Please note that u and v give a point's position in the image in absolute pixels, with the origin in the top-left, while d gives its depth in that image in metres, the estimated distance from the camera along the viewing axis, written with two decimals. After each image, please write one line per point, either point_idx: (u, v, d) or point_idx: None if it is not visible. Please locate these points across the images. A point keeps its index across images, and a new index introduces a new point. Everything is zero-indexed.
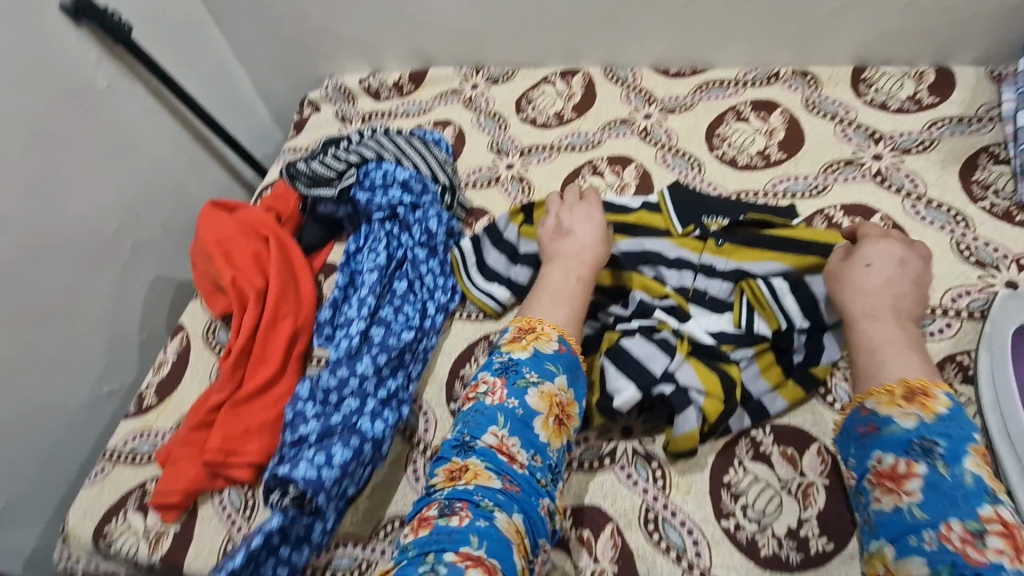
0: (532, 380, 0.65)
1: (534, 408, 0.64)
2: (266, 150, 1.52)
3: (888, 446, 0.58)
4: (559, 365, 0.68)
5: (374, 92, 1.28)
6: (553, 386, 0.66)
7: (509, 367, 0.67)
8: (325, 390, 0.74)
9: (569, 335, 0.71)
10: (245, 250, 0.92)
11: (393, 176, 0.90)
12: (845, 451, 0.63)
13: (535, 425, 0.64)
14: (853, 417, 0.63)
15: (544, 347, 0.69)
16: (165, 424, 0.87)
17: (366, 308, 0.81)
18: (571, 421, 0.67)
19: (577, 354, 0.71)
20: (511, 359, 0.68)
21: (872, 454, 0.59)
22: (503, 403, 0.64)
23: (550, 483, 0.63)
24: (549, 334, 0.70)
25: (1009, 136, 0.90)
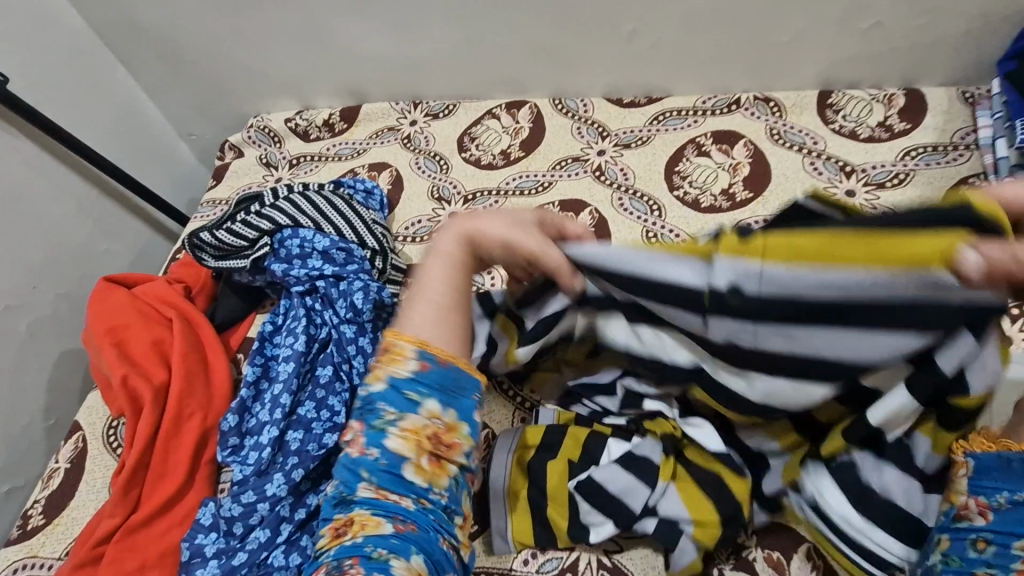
0: (391, 418, 0.45)
1: (398, 452, 0.45)
2: (192, 195, 1.38)
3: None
4: (426, 387, 0.46)
5: (303, 132, 1.16)
6: (419, 418, 0.45)
7: (364, 405, 0.46)
8: (229, 520, 0.63)
9: (433, 345, 0.47)
10: (143, 337, 0.79)
11: (312, 245, 0.80)
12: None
13: (405, 473, 0.45)
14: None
15: (396, 372, 0.46)
16: (52, 552, 0.74)
17: (279, 410, 0.70)
18: (454, 449, 0.46)
19: (450, 362, 0.47)
20: (364, 395, 0.47)
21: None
22: (363, 454, 0.45)
23: (454, 513, 0.47)
24: (404, 349, 0.46)
25: (990, 167, 0.84)
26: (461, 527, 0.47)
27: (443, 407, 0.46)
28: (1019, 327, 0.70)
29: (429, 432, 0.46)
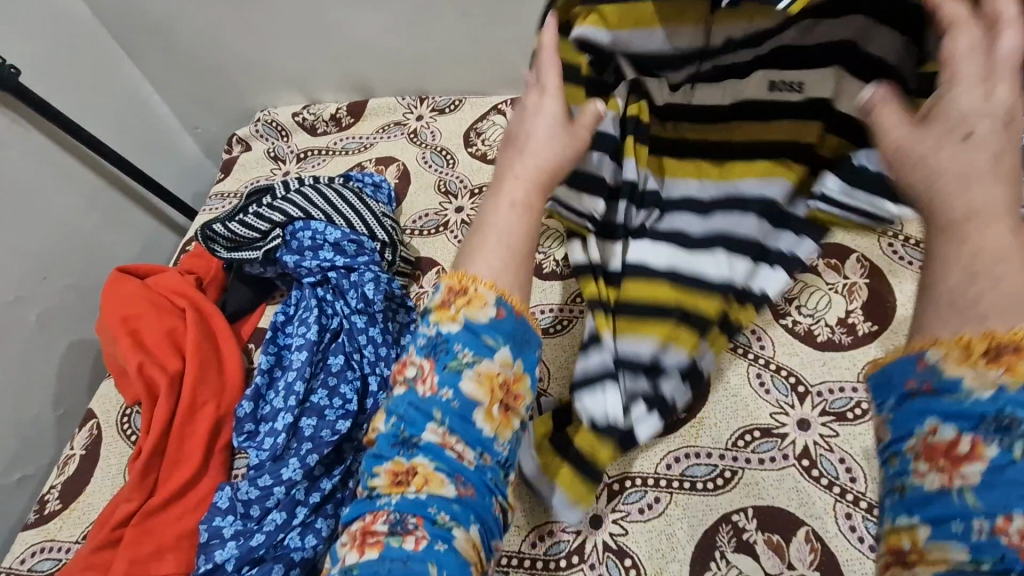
0: (467, 361, 0.48)
1: (470, 396, 0.47)
2: (198, 188, 1.39)
3: (948, 415, 0.36)
4: (499, 335, 0.48)
5: (310, 127, 1.17)
6: (494, 364, 0.48)
7: (437, 345, 0.49)
8: (246, 502, 0.65)
9: (509, 293, 0.49)
10: (157, 327, 0.80)
11: (324, 237, 0.81)
12: (879, 403, 0.41)
13: (474, 419, 0.47)
14: (902, 363, 0.39)
15: (477, 316, 0.48)
16: (70, 536, 0.76)
17: (293, 397, 0.71)
18: (518, 402, 0.49)
19: (524, 315, 0.50)
20: (436, 334, 0.49)
21: (922, 420, 0.37)
22: (434, 394, 0.48)
23: (508, 469, 0.50)
24: (483, 295, 0.49)
25: None
26: (511, 483, 0.51)
27: (515, 357, 0.49)
28: None
29: (501, 379, 0.48)
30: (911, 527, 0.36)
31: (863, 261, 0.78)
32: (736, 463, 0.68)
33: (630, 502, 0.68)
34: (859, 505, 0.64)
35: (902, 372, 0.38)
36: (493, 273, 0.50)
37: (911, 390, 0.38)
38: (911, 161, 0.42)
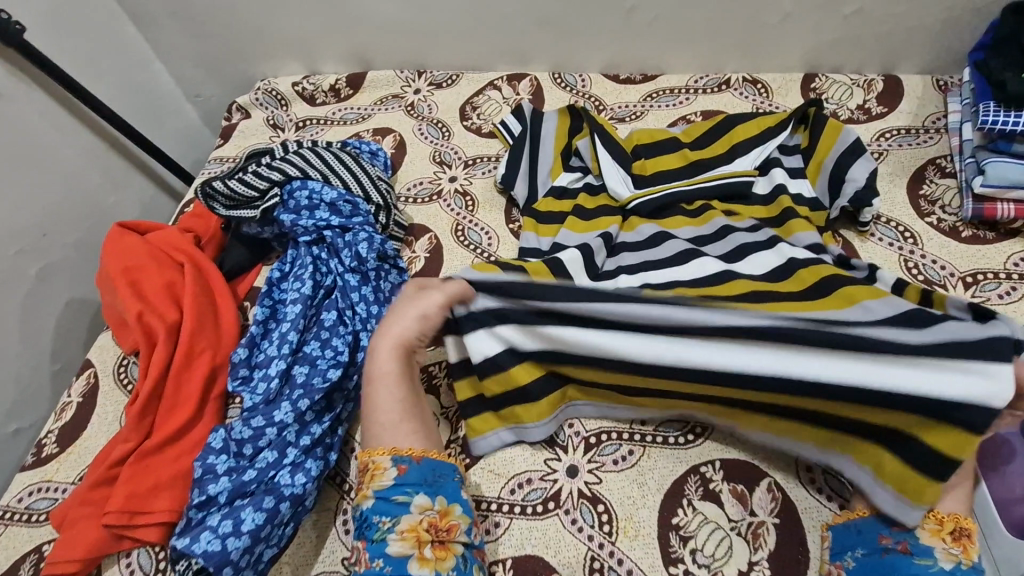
0: (388, 526, 0.58)
1: (399, 554, 0.56)
2: (197, 156, 1.41)
3: (915, 574, 0.54)
4: (408, 488, 0.59)
5: (310, 97, 1.19)
6: (412, 516, 0.58)
7: (364, 525, 0.59)
8: (239, 441, 0.68)
9: (401, 448, 0.62)
10: (155, 279, 0.83)
11: (319, 196, 0.84)
12: (843, 548, 0.59)
13: (409, 571, 0.56)
14: (877, 524, 0.59)
15: (383, 482, 0.60)
16: (66, 477, 0.79)
17: (287, 345, 0.75)
18: (454, 535, 0.58)
19: (422, 462, 0.61)
20: (359, 514, 0.59)
21: (894, 575, 0.55)
22: (371, 566, 0.57)
23: None
24: (381, 462, 0.61)
25: (956, 148, 0.88)
26: None
27: (432, 497, 0.60)
28: (973, 293, 0.77)
29: (426, 523, 0.58)
30: None
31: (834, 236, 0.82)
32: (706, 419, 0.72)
33: (605, 454, 0.71)
34: None
35: (876, 530, 0.58)
36: (391, 440, 0.62)
37: (885, 544, 0.57)
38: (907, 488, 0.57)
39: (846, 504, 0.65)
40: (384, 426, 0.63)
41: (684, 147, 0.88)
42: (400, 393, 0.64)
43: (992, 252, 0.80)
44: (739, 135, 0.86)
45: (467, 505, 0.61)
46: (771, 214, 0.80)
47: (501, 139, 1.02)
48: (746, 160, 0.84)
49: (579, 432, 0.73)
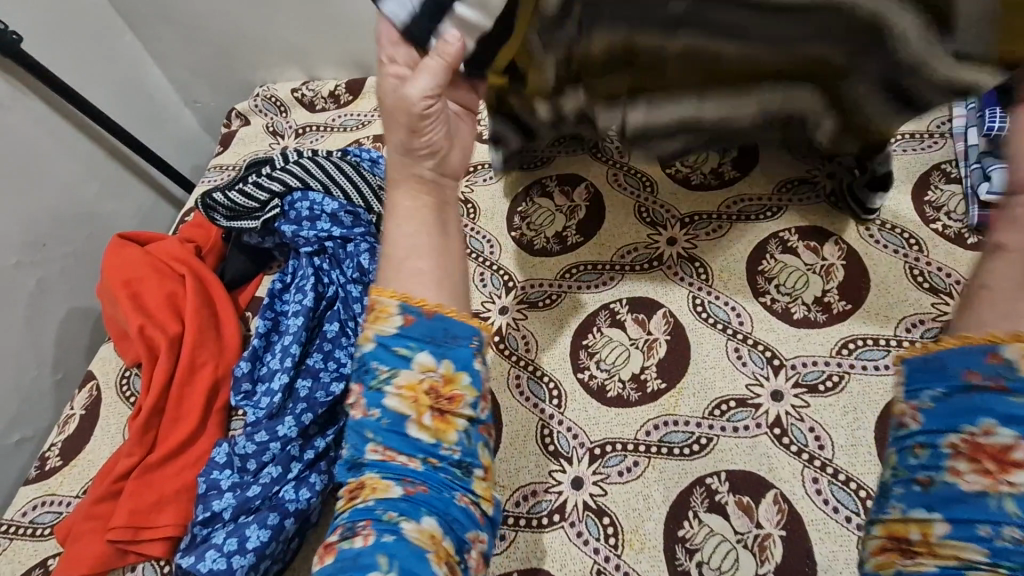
0: (385, 376, 0.47)
1: (397, 412, 0.46)
2: (197, 161, 1.40)
3: (1008, 417, 0.35)
4: (414, 339, 0.47)
5: (309, 103, 1.18)
6: (412, 373, 0.46)
7: (360, 368, 0.48)
8: (243, 457, 0.67)
9: (414, 295, 0.49)
10: (157, 292, 0.82)
11: (321, 208, 0.83)
12: (918, 388, 0.40)
13: (408, 430, 0.46)
14: (966, 353, 0.38)
15: (388, 327, 0.48)
16: (70, 491, 0.78)
17: (289, 359, 0.74)
18: (459, 403, 0.47)
19: (431, 310, 0.48)
20: (359, 358, 0.49)
21: (975, 420, 0.36)
22: (365, 416, 0.47)
23: (470, 468, 0.47)
24: (388, 306, 0.48)
25: (961, 154, 0.87)
26: (482, 478, 0.48)
27: (439, 359, 0.47)
28: None
29: (428, 385, 0.47)
30: (925, 521, 0.37)
31: (838, 243, 0.82)
32: (712, 431, 0.72)
33: (609, 466, 0.71)
34: (826, 470, 0.68)
35: (963, 362, 0.38)
36: (405, 284, 0.49)
37: (971, 383, 0.37)
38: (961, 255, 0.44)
39: (852, 516, 0.65)
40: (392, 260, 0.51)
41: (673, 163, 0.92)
42: (418, 235, 0.52)
43: None
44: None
45: (482, 371, 0.48)
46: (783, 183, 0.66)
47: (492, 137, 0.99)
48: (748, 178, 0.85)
49: (584, 444, 0.73)
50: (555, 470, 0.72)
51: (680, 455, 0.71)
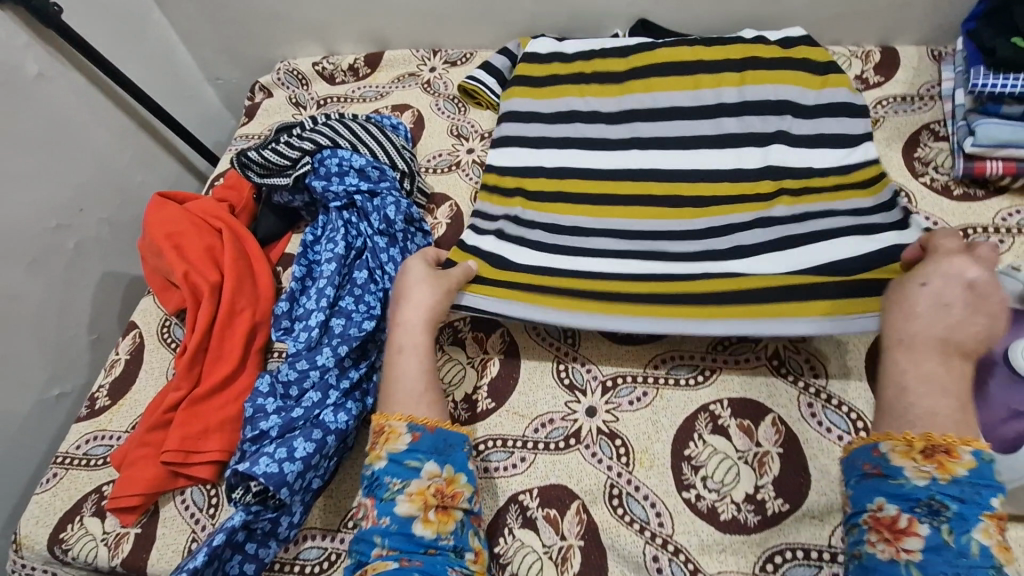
0: (397, 487, 0.64)
1: (405, 515, 0.62)
2: (218, 137, 1.46)
3: (892, 496, 0.56)
4: (421, 454, 0.65)
5: (329, 76, 1.24)
6: (421, 481, 0.64)
7: (374, 483, 0.65)
8: (286, 383, 0.75)
9: (419, 416, 0.67)
10: (197, 243, 0.88)
11: (349, 163, 0.89)
12: (848, 478, 0.61)
13: (414, 531, 0.62)
14: (864, 450, 0.60)
15: (396, 445, 0.65)
16: (120, 426, 0.85)
17: (325, 299, 0.80)
18: (456, 501, 0.64)
19: (434, 429, 0.67)
20: (373, 473, 0.65)
21: (875, 498, 0.57)
22: (376, 523, 0.63)
23: (461, 552, 0.62)
24: (398, 428, 0.66)
25: (948, 113, 0.93)
26: (472, 559, 0.62)
27: (440, 465, 0.65)
28: (962, 245, 0.83)
29: (433, 488, 0.64)
30: None
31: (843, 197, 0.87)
32: (715, 362, 0.78)
33: (621, 396, 0.77)
34: (821, 396, 0.74)
35: (866, 457, 0.59)
36: (407, 407, 0.68)
37: (867, 472, 0.59)
38: (897, 368, 0.61)
39: (843, 434, 0.71)
40: (403, 395, 0.68)
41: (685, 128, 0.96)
42: (423, 370, 0.70)
43: (982, 208, 0.85)
44: (701, 52, 0.99)
45: (472, 474, 0.67)
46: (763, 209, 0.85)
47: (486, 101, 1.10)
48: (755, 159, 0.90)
49: (597, 377, 0.79)
50: (574, 400, 0.78)
51: (687, 386, 0.77)
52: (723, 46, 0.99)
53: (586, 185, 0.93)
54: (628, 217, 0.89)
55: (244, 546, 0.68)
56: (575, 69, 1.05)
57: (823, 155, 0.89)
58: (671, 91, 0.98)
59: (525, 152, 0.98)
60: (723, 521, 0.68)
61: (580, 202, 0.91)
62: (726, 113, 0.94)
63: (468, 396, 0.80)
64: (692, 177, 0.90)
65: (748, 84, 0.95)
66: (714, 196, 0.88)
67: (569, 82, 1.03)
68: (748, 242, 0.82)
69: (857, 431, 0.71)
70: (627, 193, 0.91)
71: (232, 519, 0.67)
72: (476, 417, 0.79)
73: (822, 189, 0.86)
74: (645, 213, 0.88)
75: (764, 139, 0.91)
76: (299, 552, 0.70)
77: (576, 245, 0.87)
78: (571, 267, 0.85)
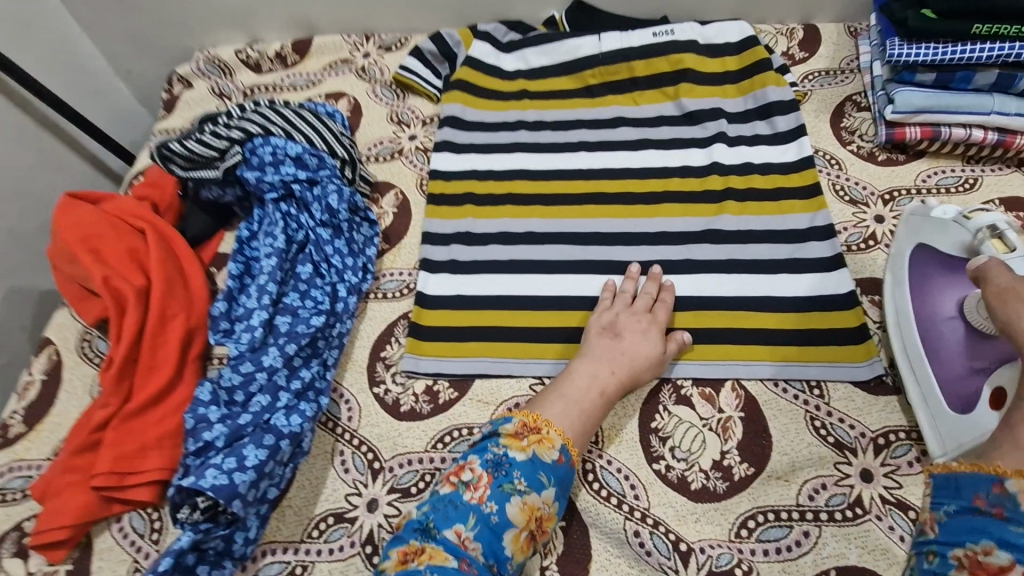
0: (519, 488, 0.62)
1: (509, 519, 0.61)
2: (135, 135, 1.33)
3: (1007, 542, 0.44)
4: (552, 477, 0.64)
5: (255, 65, 1.16)
6: (538, 499, 0.62)
7: (500, 465, 0.63)
8: (229, 389, 0.69)
9: (572, 445, 0.67)
10: (116, 245, 0.80)
11: (284, 151, 0.84)
12: (948, 506, 0.51)
13: (503, 535, 0.60)
14: (983, 480, 0.48)
15: (545, 456, 0.65)
16: (39, 454, 0.76)
17: (267, 297, 0.76)
18: (542, 536, 0.63)
19: (573, 467, 0.67)
20: (504, 455, 0.64)
21: (979, 539, 0.46)
22: (479, 503, 0.61)
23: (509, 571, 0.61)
24: (553, 440, 0.66)
25: (868, 84, 0.99)
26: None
27: (556, 498, 0.64)
28: (891, 207, 0.88)
29: (540, 512, 0.62)
30: None
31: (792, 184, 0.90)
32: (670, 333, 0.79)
33: None
34: None
35: (977, 487, 0.48)
36: (563, 426, 0.68)
37: (979, 504, 0.48)
38: None
39: (798, 394, 0.74)
40: (566, 410, 0.69)
41: (627, 123, 1.00)
42: (593, 401, 0.71)
43: (905, 171, 0.91)
44: (637, 66, 1.02)
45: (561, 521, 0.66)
46: (710, 212, 0.89)
47: (427, 95, 1.07)
48: (700, 157, 0.95)
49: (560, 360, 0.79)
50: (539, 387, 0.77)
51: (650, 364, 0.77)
52: (655, 58, 1.02)
53: (535, 186, 0.94)
54: (580, 217, 0.91)
55: (196, 569, 0.63)
56: (517, 86, 1.05)
57: (759, 148, 0.94)
58: (609, 106, 1.02)
59: (472, 159, 0.97)
60: (695, 490, 0.69)
61: (531, 204, 0.93)
62: (664, 124, 0.99)
63: (429, 388, 0.78)
64: (645, 183, 0.93)
65: (684, 97, 0.99)
66: (664, 193, 0.92)
67: (511, 99, 1.04)
68: (699, 255, 0.86)
69: (809, 388, 0.75)
70: (579, 192, 0.93)
71: (180, 541, 0.62)
72: (439, 408, 0.76)
73: (762, 187, 0.90)
74: (597, 213, 0.91)
75: (703, 141, 0.96)
76: (259, 569, 0.66)
77: (530, 252, 0.88)
78: (527, 281, 0.85)
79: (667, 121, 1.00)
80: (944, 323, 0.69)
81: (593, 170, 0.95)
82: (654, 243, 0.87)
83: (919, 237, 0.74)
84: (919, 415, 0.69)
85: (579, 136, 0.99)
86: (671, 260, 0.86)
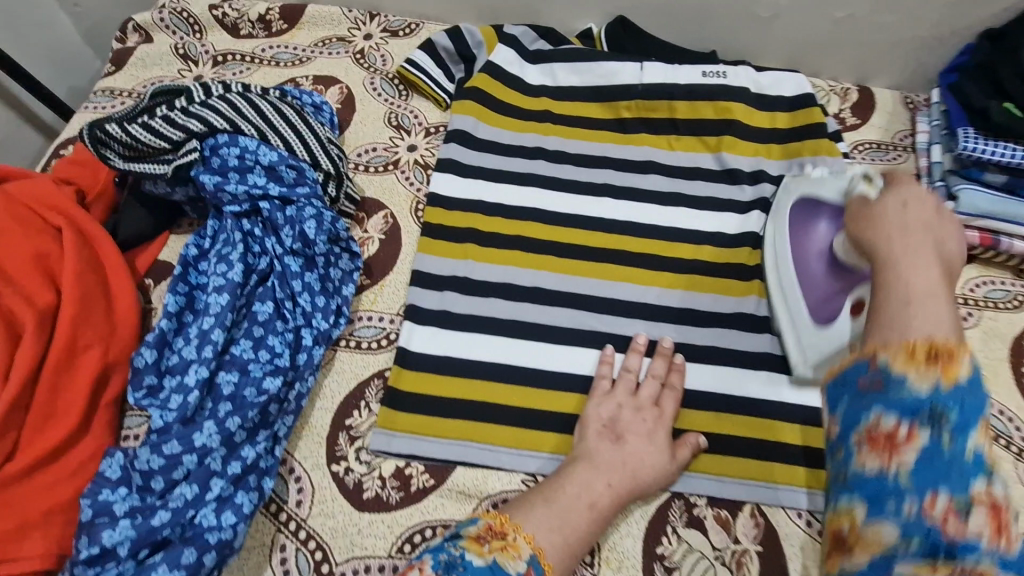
0: None
1: None
2: (76, 83, 1.11)
3: (893, 407, 0.41)
4: None
5: (231, 25, 0.97)
6: None
7: (452, 565, 0.50)
8: (145, 474, 0.56)
9: (544, 560, 0.54)
10: (19, 248, 0.63)
11: (254, 157, 0.68)
12: (832, 404, 0.46)
13: None
14: (856, 367, 0.45)
15: (508, 567, 0.51)
16: None
17: (210, 347, 0.61)
18: None
19: None
20: (458, 555, 0.51)
21: (869, 413, 0.42)
22: None
23: None
24: (520, 550, 0.53)
25: (923, 169, 0.88)
26: None
27: None
28: None
29: None
30: (850, 510, 0.42)
31: None
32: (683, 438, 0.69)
33: None
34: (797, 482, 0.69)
35: (857, 373, 0.44)
36: (550, 544, 0.56)
37: (864, 387, 0.43)
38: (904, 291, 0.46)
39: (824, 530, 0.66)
40: (552, 521, 0.57)
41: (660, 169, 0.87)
42: (587, 514, 0.59)
43: None
44: (678, 107, 0.90)
45: None
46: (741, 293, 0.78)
47: (434, 98, 0.91)
48: (735, 224, 0.83)
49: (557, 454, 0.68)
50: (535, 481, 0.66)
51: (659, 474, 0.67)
52: (699, 101, 0.89)
53: (549, 231, 0.81)
54: (597, 277, 0.78)
55: None
56: (539, 106, 0.91)
57: None
58: (642, 146, 0.89)
59: (479, 187, 0.83)
60: None
61: (544, 253, 0.79)
62: (699, 176, 0.87)
63: (400, 471, 0.65)
64: (675, 247, 0.81)
65: (725, 151, 0.87)
66: (696, 262, 0.80)
67: (530, 119, 0.89)
68: (727, 343, 0.75)
69: None
70: (599, 246, 0.80)
71: None
72: (409, 499, 0.64)
73: None
74: (618, 275, 0.79)
75: (742, 205, 0.85)
76: None
77: (535, 313, 0.75)
78: (529, 349, 0.72)
79: (703, 173, 0.87)
80: (815, 258, 0.73)
81: (619, 221, 0.82)
82: (677, 322, 0.76)
83: (801, 190, 0.77)
84: (788, 341, 0.73)
85: (605, 176, 0.86)
86: (694, 346, 0.75)
